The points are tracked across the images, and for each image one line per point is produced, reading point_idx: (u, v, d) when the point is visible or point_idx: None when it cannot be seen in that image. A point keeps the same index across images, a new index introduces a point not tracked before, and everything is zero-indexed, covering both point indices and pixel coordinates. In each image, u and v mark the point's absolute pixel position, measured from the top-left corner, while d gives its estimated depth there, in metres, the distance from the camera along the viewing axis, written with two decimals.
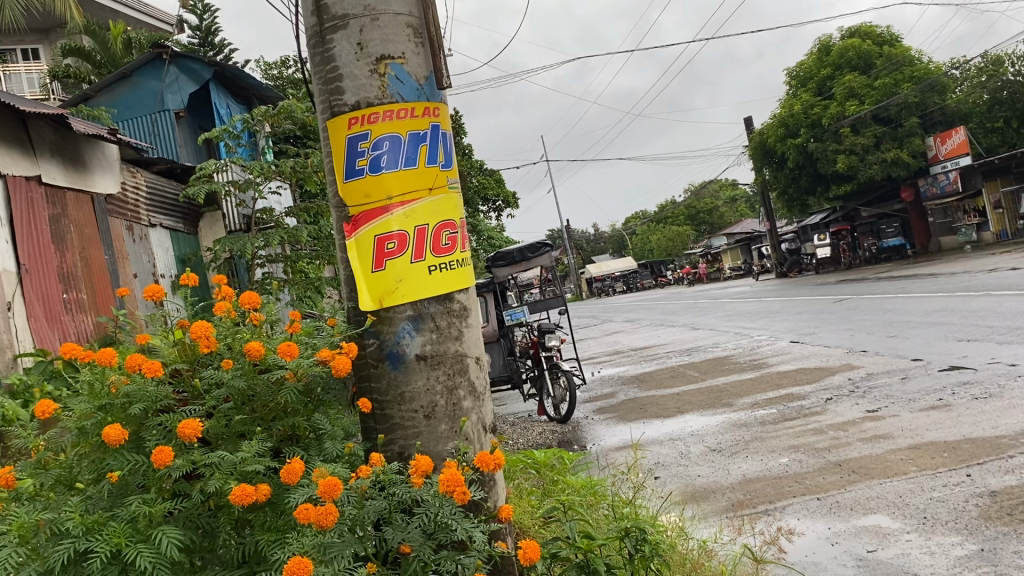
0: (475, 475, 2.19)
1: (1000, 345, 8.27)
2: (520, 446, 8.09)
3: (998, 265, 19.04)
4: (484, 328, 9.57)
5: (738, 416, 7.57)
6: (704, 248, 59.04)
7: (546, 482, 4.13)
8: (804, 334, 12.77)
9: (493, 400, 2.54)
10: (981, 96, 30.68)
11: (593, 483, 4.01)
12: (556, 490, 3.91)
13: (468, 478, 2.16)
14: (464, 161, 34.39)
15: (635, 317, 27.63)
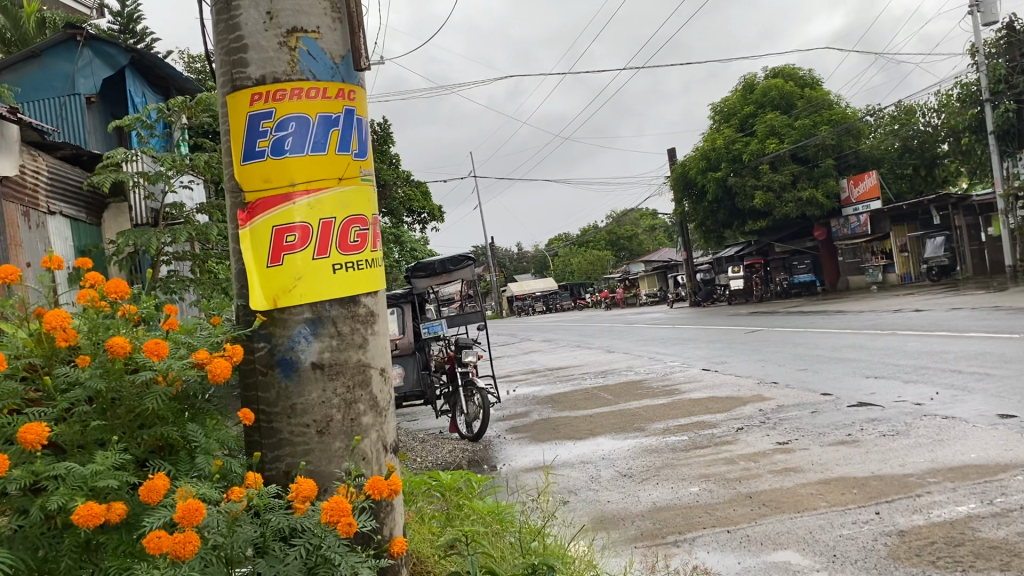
0: (366, 502, 1.98)
1: (906, 384, 8.42)
2: (428, 464, 7.81)
3: (902, 306, 19.72)
4: (400, 339, 9.19)
5: (649, 442, 7.47)
6: (622, 273, 59.79)
7: (450, 507, 3.87)
8: (716, 362, 12.87)
9: (396, 417, 2.30)
10: (893, 143, 31.99)
11: (501, 509, 3.78)
12: (460, 516, 3.65)
13: (357, 506, 1.95)
14: (389, 171, 33.99)
15: (552, 337, 27.65)
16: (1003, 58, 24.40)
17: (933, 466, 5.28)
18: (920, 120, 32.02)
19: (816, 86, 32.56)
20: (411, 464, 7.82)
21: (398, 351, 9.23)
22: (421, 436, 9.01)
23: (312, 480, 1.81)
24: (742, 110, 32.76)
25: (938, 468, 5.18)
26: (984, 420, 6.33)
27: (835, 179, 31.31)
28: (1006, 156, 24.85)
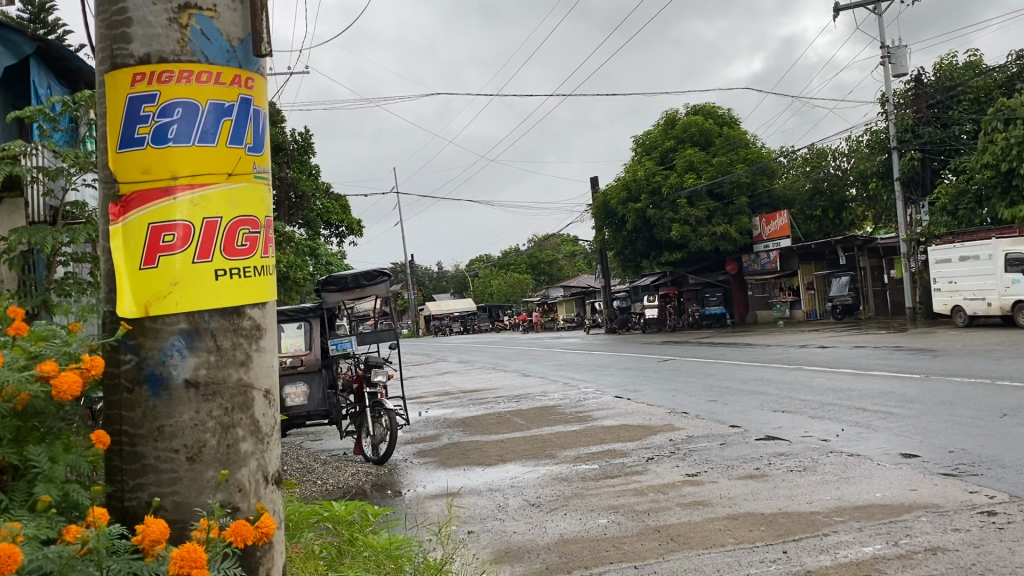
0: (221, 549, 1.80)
1: (812, 419, 8.51)
2: (330, 488, 7.48)
3: (808, 342, 20.24)
4: (307, 355, 8.89)
5: (559, 469, 7.32)
6: (540, 297, 60.11)
7: (342, 540, 3.64)
8: (629, 390, 12.88)
9: (281, 444, 2.07)
10: (805, 185, 33.12)
11: (396, 544, 3.58)
12: (352, 552, 3.44)
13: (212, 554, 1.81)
14: (308, 182, 33.37)
15: (467, 358, 27.45)
16: (909, 109, 25.62)
17: (839, 504, 5.27)
18: (830, 163, 33.43)
19: (734, 125, 33.49)
20: (312, 487, 7.49)
21: (303, 368, 8.92)
22: (323, 456, 8.67)
23: (161, 524, 1.75)
24: (662, 144, 33.37)
25: (844, 506, 5.18)
26: (887, 458, 6.40)
27: (748, 216, 32.14)
28: (910, 203, 26.05)
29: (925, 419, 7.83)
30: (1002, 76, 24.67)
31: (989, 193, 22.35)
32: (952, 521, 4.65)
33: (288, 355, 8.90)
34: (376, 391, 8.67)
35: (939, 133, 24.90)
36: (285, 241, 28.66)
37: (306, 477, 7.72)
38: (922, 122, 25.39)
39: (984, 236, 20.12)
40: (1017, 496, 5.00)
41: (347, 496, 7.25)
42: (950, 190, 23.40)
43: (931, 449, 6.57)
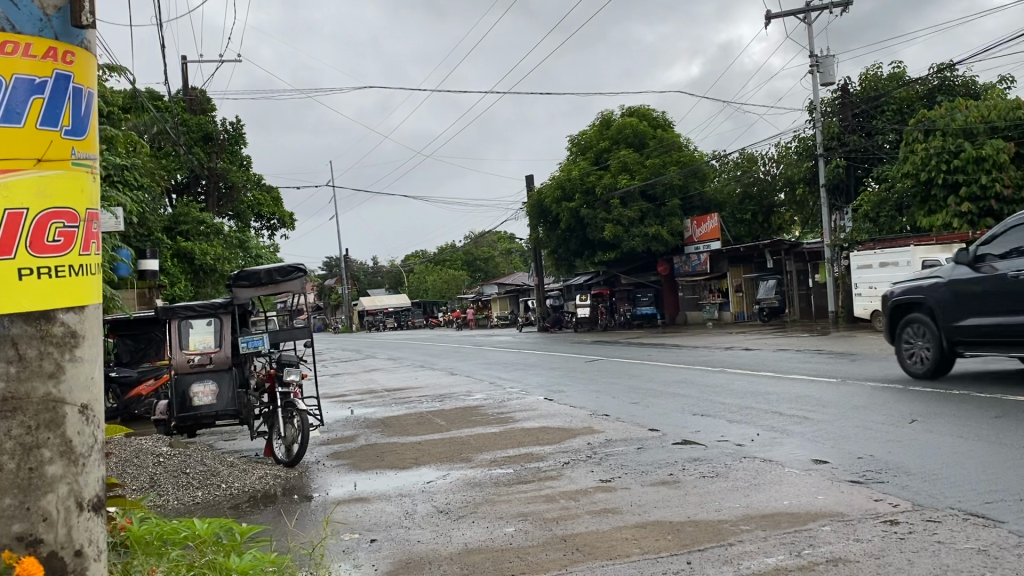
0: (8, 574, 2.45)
1: (729, 423, 8.52)
2: (236, 492, 7.18)
3: (734, 343, 20.51)
4: (216, 353, 8.65)
5: (474, 474, 7.16)
6: (475, 294, 59.91)
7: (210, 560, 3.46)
8: (554, 391, 12.79)
9: (90, 463, 2.63)
10: (735, 188, 33.70)
11: (262, 568, 3.34)
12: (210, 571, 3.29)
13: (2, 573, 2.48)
14: (238, 172, 32.60)
15: (397, 355, 27.12)
16: (836, 117, 26.21)
17: (747, 511, 5.23)
18: (760, 168, 33.65)
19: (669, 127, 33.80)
20: (217, 491, 7.17)
21: (212, 365, 8.67)
22: (230, 457, 8.33)
23: None
24: (597, 146, 33.50)
25: (751, 515, 5.12)
26: (798, 464, 6.42)
27: (679, 218, 32.48)
28: (835, 209, 26.96)
29: (838, 424, 7.91)
30: (922, 86, 25.58)
31: (910, 201, 22.96)
32: (856, 530, 4.63)
33: (196, 352, 8.62)
34: (289, 391, 8.30)
35: (864, 142, 25.56)
36: (212, 232, 27.95)
37: (212, 479, 7.38)
38: (848, 130, 26.01)
39: (903, 243, 20.67)
40: (920, 504, 5.02)
41: (252, 501, 6.96)
42: (873, 198, 24.13)
43: (841, 454, 6.61)
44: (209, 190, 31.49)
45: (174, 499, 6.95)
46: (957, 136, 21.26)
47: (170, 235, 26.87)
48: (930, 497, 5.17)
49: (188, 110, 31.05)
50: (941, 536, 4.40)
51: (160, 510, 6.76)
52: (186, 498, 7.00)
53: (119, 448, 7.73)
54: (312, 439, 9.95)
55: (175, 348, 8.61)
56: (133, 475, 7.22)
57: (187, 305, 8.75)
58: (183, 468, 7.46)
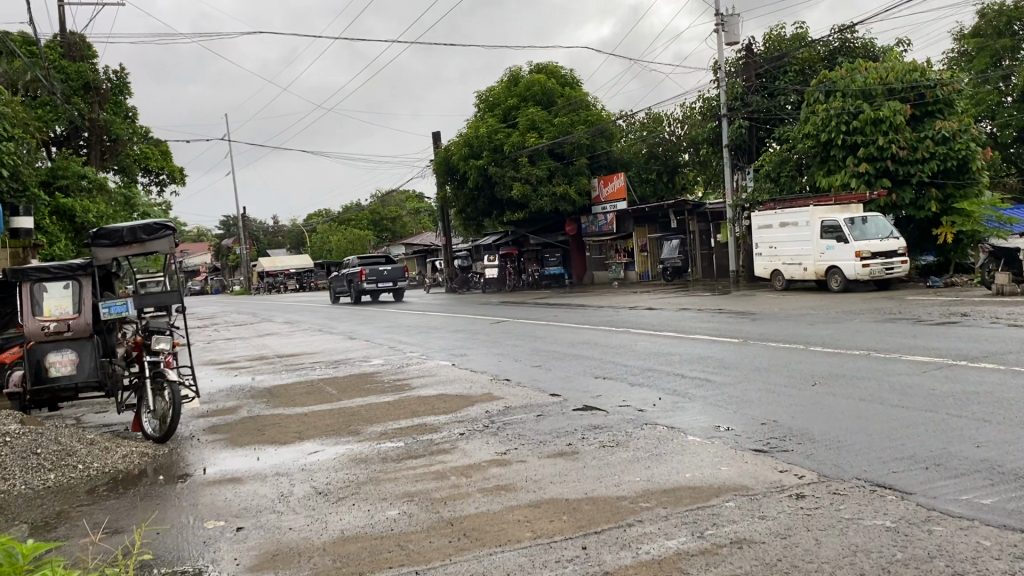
0: None
1: (631, 387, 8.25)
2: (95, 474, 6.46)
3: (639, 303, 20.48)
4: (75, 320, 7.72)
5: (360, 448, 6.64)
6: (381, 255, 58.85)
7: None
8: (455, 354, 12.36)
9: None
10: (641, 149, 33.63)
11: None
12: None
13: None
14: (124, 124, 30.73)
15: (296, 318, 26.15)
16: (739, 78, 26.28)
17: (648, 486, 4.89)
18: (666, 129, 33.82)
19: (576, 86, 33.39)
20: (72, 473, 6.43)
21: (70, 334, 7.75)
22: (92, 433, 7.54)
23: None
24: (505, 102, 32.92)
25: (651, 491, 4.79)
26: (699, 432, 6.15)
27: (587, 177, 32.38)
28: (737, 169, 26.93)
29: (740, 388, 7.72)
30: (823, 49, 25.96)
31: (809, 161, 23.27)
32: (761, 506, 4.35)
33: (51, 319, 7.69)
34: (158, 360, 7.66)
35: (765, 103, 25.80)
36: (96, 188, 26.18)
37: (67, 459, 6.61)
38: (750, 91, 26.16)
39: (802, 203, 20.93)
40: (825, 475, 4.78)
41: (112, 484, 6.26)
42: (774, 158, 24.32)
43: (744, 420, 6.37)
44: (92, 143, 29.55)
45: (21, 485, 6.18)
46: (857, 98, 21.70)
47: (48, 189, 25.06)
48: (835, 467, 4.94)
49: (66, 56, 28.91)
50: (849, 511, 4.14)
51: (5, 498, 5.98)
52: (35, 482, 6.24)
53: None
54: (190, 411, 9.20)
55: (27, 315, 7.66)
56: None
57: (39, 267, 7.84)
58: (33, 448, 6.63)
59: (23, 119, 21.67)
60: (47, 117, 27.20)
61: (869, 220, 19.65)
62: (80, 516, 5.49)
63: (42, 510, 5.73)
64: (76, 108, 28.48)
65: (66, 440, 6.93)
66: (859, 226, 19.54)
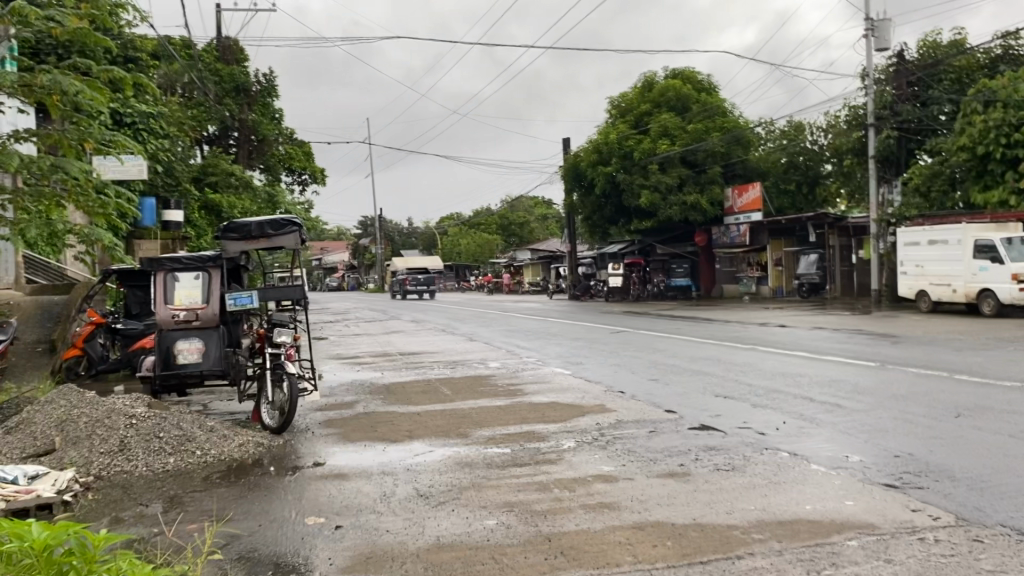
0: None
1: (753, 408, 7.80)
2: (212, 461, 6.65)
3: (768, 319, 19.64)
4: (203, 309, 8.02)
5: (466, 452, 6.54)
6: (508, 259, 59.33)
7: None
8: (571, 362, 12.14)
9: None
10: (780, 158, 32.20)
11: None
12: None
13: None
14: (271, 126, 32.26)
15: (422, 317, 26.60)
16: (889, 85, 24.78)
17: (764, 517, 4.53)
18: (806, 138, 32.15)
19: (711, 93, 32.48)
20: (190, 459, 6.64)
21: (198, 323, 8.05)
22: (214, 420, 7.79)
23: None
24: (637, 108, 32.48)
25: (767, 521, 4.43)
26: (824, 461, 5.70)
27: (719, 186, 31.43)
28: (883, 181, 25.38)
29: (874, 415, 7.14)
30: (984, 55, 24.21)
31: (964, 175, 21.74)
32: (890, 549, 3.93)
33: (182, 308, 8.01)
34: (279, 352, 7.83)
35: (917, 112, 24.36)
36: (242, 185, 27.54)
37: (187, 445, 6.83)
38: (900, 99, 24.60)
39: (954, 221, 19.57)
40: (966, 520, 4.29)
41: (226, 471, 6.41)
42: (924, 170, 22.89)
43: (877, 451, 5.87)
44: (240, 142, 31.13)
45: (143, 467, 6.43)
46: (1019, 108, 20.03)
47: (199, 186, 26.53)
48: (977, 511, 4.43)
49: (221, 60, 30.58)
50: (993, 565, 3.67)
51: (128, 478, 6.24)
52: (156, 465, 6.49)
53: (91, 409, 7.14)
54: (308, 403, 9.40)
55: (159, 303, 8.02)
56: (102, 438, 6.67)
57: (174, 257, 8.18)
58: (156, 432, 6.89)
59: (179, 119, 23.02)
60: (202, 118, 28.89)
61: None
62: (191, 501, 5.61)
63: (158, 492, 5.93)
64: (228, 109, 30.16)
65: (188, 426, 7.17)
66: (1018, 246, 18.02)
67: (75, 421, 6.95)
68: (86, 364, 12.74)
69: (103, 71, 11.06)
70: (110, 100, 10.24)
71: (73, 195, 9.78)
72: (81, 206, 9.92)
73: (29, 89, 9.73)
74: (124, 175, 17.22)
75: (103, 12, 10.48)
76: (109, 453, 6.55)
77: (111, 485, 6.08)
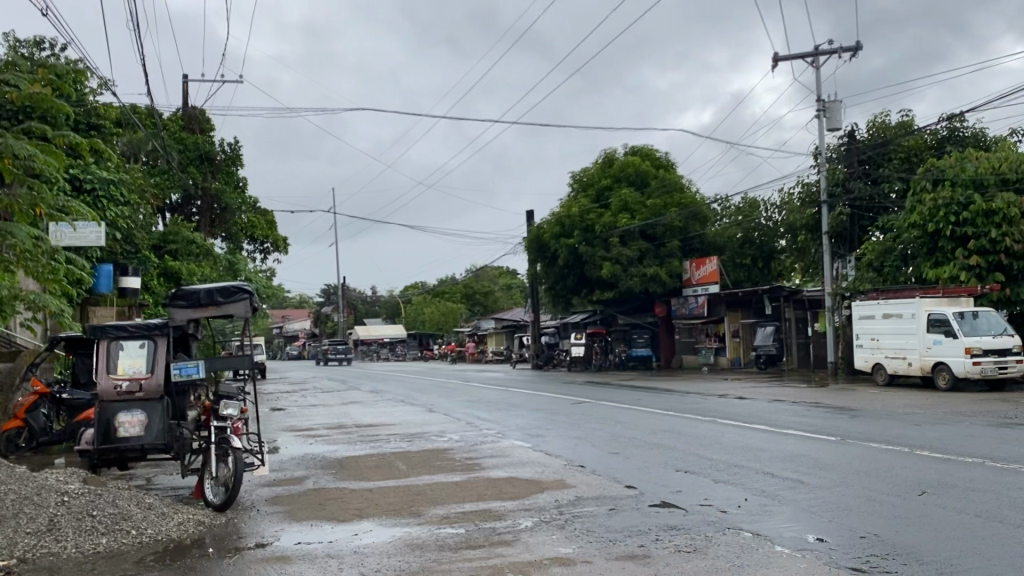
0: None
1: (716, 484, 7.62)
2: (147, 542, 6.26)
3: (729, 392, 19.57)
4: (147, 379, 7.69)
5: (418, 533, 6.26)
6: (471, 328, 59.05)
7: None
8: (531, 435, 11.87)
9: None
10: (735, 233, 32.73)
11: None
12: None
13: None
14: (234, 193, 32.11)
15: (381, 388, 26.13)
16: (843, 164, 25.52)
17: None
18: (763, 213, 32.77)
19: (672, 168, 33.08)
20: (124, 539, 6.26)
21: (142, 394, 7.71)
22: (153, 497, 7.42)
23: None
24: (599, 181, 32.95)
25: None
26: (788, 541, 5.52)
27: (678, 259, 31.81)
28: (838, 256, 25.99)
29: (836, 493, 7.00)
30: (932, 136, 24.93)
31: (917, 251, 22.22)
32: None
33: (124, 378, 7.68)
34: (225, 426, 7.52)
35: (870, 190, 25.00)
36: (202, 253, 27.21)
37: (121, 524, 6.45)
38: (853, 177, 25.38)
39: (908, 296, 19.91)
40: None
41: (162, 554, 6.03)
42: (878, 246, 23.35)
43: (841, 532, 5.71)
44: (202, 210, 30.89)
45: (72, 548, 6.04)
46: (967, 187, 20.54)
47: (157, 253, 26.12)
48: None
49: (184, 127, 30.50)
50: None
51: (54, 560, 5.84)
52: (86, 547, 6.09)
53: (21, 484, 6.74)
54: (256, 479, 9.02)
55: (101, 373, 7.69)
56: (29, 517, 6.27)
57: (118, 325, 7.88)
58: (89, 510, 6.50)
59: (139, 186, 22.79)
60: (163, 185, 28.66)
61: (981, 315, 18.39)
62: None
63: None
64: (190, 177, 30.08)
65: (124, 503, 6.79)
66: (970, 321, 18.31)
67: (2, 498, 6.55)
68: (26, 436, 12.25)
69: (59, 136, 10.85)
70: (65, 165, 10.07)
71: (23, 259, 9.48)
72: (31, 271, 9.62)
73: None
74: (81, 242, 16.86)
75: (61, 78, 10.38)
76: (36, 533, 6.15)
77: (36, 569, 5.68)
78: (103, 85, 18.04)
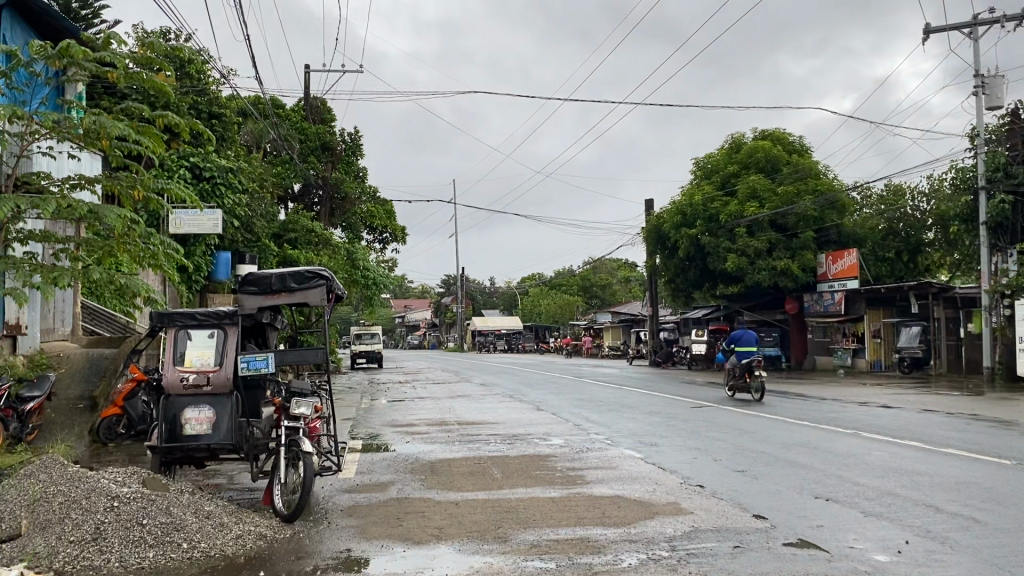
0: None
1: (865, 519, 6.28)
2: (197, 559, 5.52)
3: (869, 398, 17.65)
4: (214, 372, 6.99)
5: (498, 567, 5.26)
6: (589, 321, 57.66)
7: None
8: (644, 442, 10.69)
9: None
10: (877, 223, 30.50)
11: None
12: None
13: None
14: (354, 184, 32.08)
15: (492, 381, 25.28)
16: (1002, 146, 22.87)
17: None
18: (905, 203, 30.59)
19: (805, 154, 30.88)
20: (173, 554, 5.55)
21: (209, 388, 7.01)
22: (220, 502, 6.70)
23: None
24: (725, 168, 31.22)
25: None
26: None
27: (812, 252, 29.48)
28: (996, 249, 23.30)
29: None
30: None
31: None
32: None
33: (191, 370, 7.01)
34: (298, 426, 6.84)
35: None
36: (323, 242, 27.13)
37: (172, 536, 5.74)
38: (1016, 161, 22.68)
39: None
40: None
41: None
42: None
43: None
44: (324, 200, 31.09)
45: (115, 563, 5.37)
46: None
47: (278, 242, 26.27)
48: None
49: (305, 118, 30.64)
50: None
51: None
52: (131, 561, 5.41)
53: (73, 486, 6.17)
54: (338, 483, 8.25)
55: (168, 364, 7.05)
56: (74, 524, 5.67)
57: (187, 312, 7.25)
58: (140, 518, 5.84)
59: (257, 174, 22.72)
60: (283, 173, 28.82)
61: None
62: None
63: None
64: (312, 167, 30.22)
65: (179, 511, 6.08)
66: None
67: (48, 501, 5.99)
68: (126, 424, 11.70)
69: (159, 117, 10.17)
70: (167, 151, 9.52)
71: (122, 242, 8.72)
72: (131, 255, 8.83)
73: (80, 133, 8.99)
74: (198, 229, 16.66)
75: (167, 63, 9.97)
76: (79, 543, 5.52)
77: None
78: (224, 74, 17.95)
